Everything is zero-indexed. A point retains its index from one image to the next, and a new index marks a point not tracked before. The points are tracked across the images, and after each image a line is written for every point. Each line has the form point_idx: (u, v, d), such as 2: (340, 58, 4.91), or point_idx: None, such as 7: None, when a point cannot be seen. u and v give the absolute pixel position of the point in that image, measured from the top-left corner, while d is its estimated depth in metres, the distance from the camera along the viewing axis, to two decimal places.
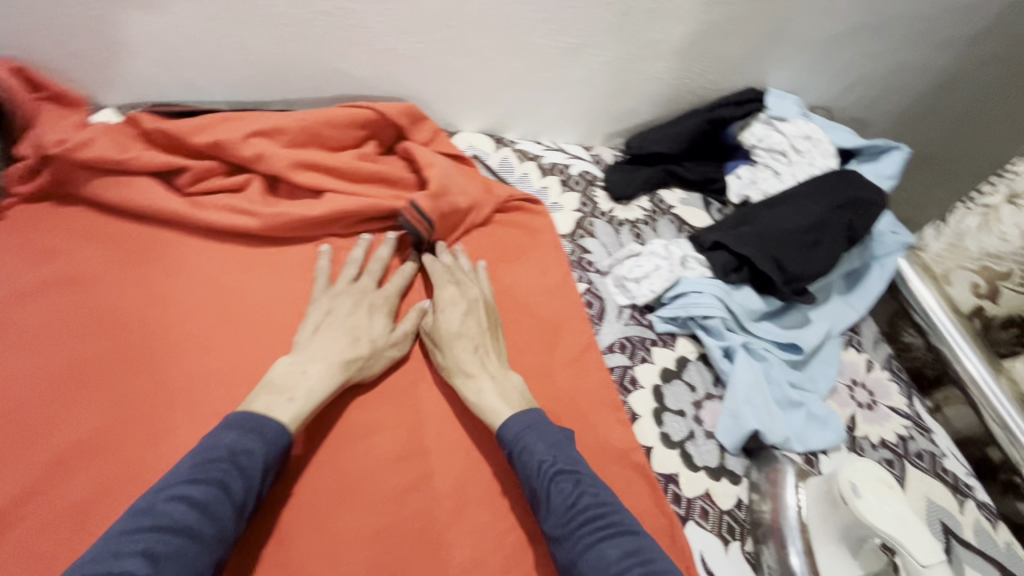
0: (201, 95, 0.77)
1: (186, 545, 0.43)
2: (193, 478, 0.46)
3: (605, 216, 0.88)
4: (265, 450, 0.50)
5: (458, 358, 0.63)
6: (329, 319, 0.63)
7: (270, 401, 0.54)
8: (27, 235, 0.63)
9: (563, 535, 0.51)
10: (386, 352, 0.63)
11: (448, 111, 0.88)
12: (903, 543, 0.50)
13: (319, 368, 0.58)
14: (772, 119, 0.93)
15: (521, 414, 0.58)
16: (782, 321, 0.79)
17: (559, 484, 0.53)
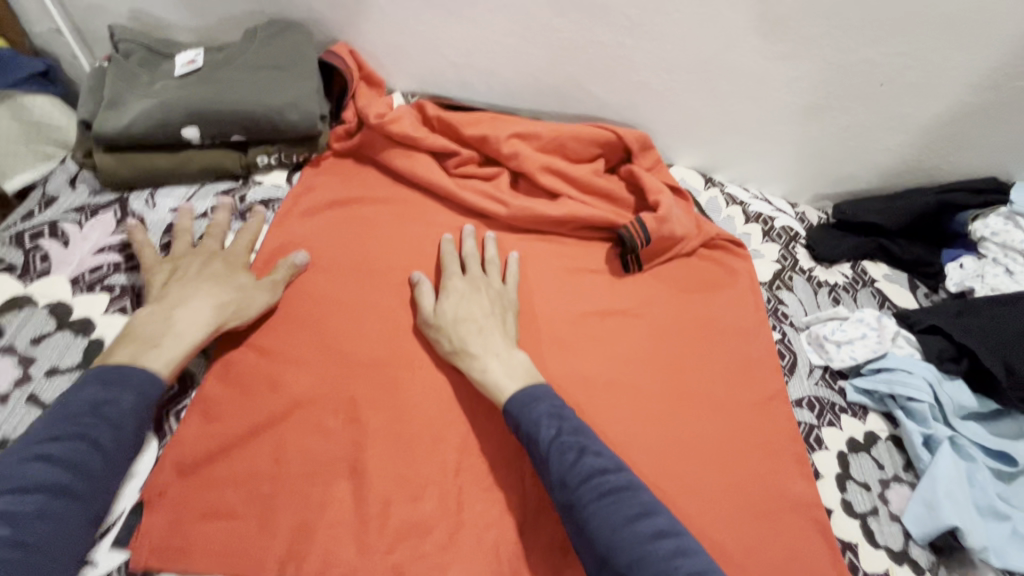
0: (470, 94, 0.91)
1: (58, 501, 0.45)
2: (54, 439, 0.46)
3: (806, 275, 0.88)
4: (142, 397, 0.50)
5: (464, 339, 0.61)
6: (183, 272, 0.60)
7: (133, 351, 0.53)
8: (331, 180, 0.76)
9: (574, 498, 0.50)
10: (258, 295, 0.61)
11: (670, 144, 0.94)
12: None
13: (188, 315, 0.56)
14: (1014, 214, 0.86)
15: (523, 391, 0.57)
16: (993, 426, 0.74)
17: (564, 448, 0.52)
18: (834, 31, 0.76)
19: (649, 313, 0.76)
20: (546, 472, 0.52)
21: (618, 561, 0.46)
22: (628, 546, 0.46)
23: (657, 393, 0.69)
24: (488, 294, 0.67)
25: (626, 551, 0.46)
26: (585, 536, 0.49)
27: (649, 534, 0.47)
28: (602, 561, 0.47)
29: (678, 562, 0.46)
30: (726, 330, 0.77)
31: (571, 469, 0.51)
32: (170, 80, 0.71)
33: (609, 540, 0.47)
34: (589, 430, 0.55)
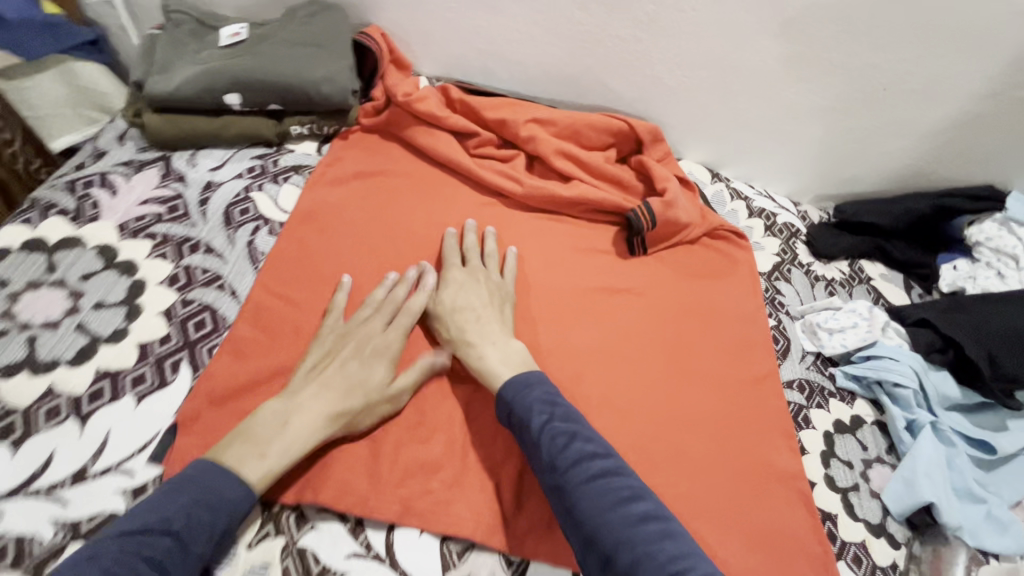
0: (492, 81, 0.95)
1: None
2: (135, 548, 0.44)
3: (805, 269, 0.92)
4: (232, 508, 0.48)
5: (462, 326, 0.64)
6: (328, 366, 0.58)
7: (241, 453, 0.51)
8: (357, 152, 0.81)
9: (564, 482, 0.52)
10: (380, 406, 0.58)
11: (680, 139, 0.98)
12: None
13: (300, 423, 0.54)
14: (1009, 220, 0.90)
15: (521, 375, 0.59)
16: (973, 417, 0.77)
17: (557, 434, 0.54)
18: (841, 35, 0.80)
19: (652, 293, 0.80)
20: (538, 455, 0.54)
21: (605, 541, 0.48)
22: (616, 527, 0.49)
23: (654, 367, 0.73)
24: (486, 284, 0.70)
25: (615, 532, 0.49)
26: (573, 519, 0.51)
27: (636, 519, 0.49)
28: (591, 541, 0.49)
29: (663, 544, 0.48)
30: (726, 314, 0.80)
31: (561, 454, 0.53)
32: (215, 50, 0.75)
33: (598, 522, 0.49)
34: (579, 417, 0.57)
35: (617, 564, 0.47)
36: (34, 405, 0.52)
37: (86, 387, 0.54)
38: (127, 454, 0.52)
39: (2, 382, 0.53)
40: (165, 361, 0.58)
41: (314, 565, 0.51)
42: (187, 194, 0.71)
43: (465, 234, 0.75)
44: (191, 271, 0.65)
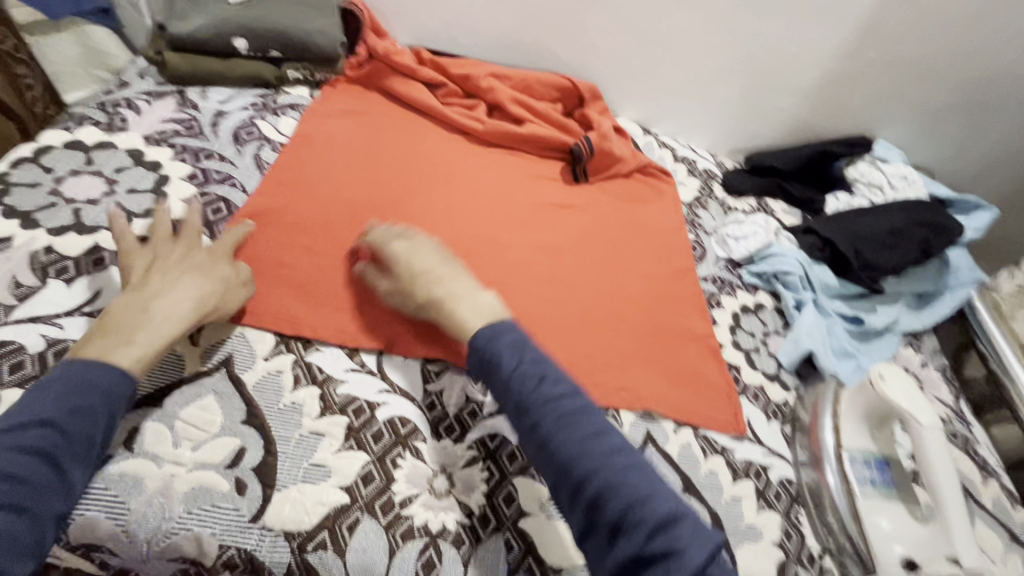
0: (459, 49, 1.13)
1: (16, 502, 0.46)
2: (19, 441, 0.47)
3: (718, 200, 1.11)
4: (109, 396, 0.51)
5: (431, 290, 0.63)
6: (168, 264, 0.61)
7: (103, 345, 0.53)
8: (345, 96, 0.97)
9: (537, 419, 0.52)
10: (239, 290, 0.64)
11: (616, 99, 1.18)
12: (908, 409, 0.67)
13: (162, 309, 0.57)
14: (875, 161, 1.12)
15: (492, 325, 0.57)
16: (852, 302, 0.97)
17: (527, 376, 0.53)
18: (733, 7, 1.02)
19: (593, 209, 0.97)
20: (507, 397, 0.54)
21: (576, 471, 0.49)
22: (588, 458, 0.50)
23: (597, 261, 0.89)
24: (433, 245, 0.68)
25: (589, 461, 0.50)
26: (547, 452, 0.51)
27: (608, 450, 0.50)
28: (564, 470, 0.50)
29: (629, 475, 0.49)
30: (654, 226, 0.98)
31: (532, 393, 0.52)
32: (224, 4, 0.89)
33: (569, 456, 0.50)
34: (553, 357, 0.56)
35: (586, 490, 0.49)
36: (84, 254, 0.65)
37: None
38: None
39: (55, 237, 0.66)
40: None
41: (320, 374, 0.63)
42: (200, 117, 0.85)
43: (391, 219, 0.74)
44: (207, 171, 0.78)
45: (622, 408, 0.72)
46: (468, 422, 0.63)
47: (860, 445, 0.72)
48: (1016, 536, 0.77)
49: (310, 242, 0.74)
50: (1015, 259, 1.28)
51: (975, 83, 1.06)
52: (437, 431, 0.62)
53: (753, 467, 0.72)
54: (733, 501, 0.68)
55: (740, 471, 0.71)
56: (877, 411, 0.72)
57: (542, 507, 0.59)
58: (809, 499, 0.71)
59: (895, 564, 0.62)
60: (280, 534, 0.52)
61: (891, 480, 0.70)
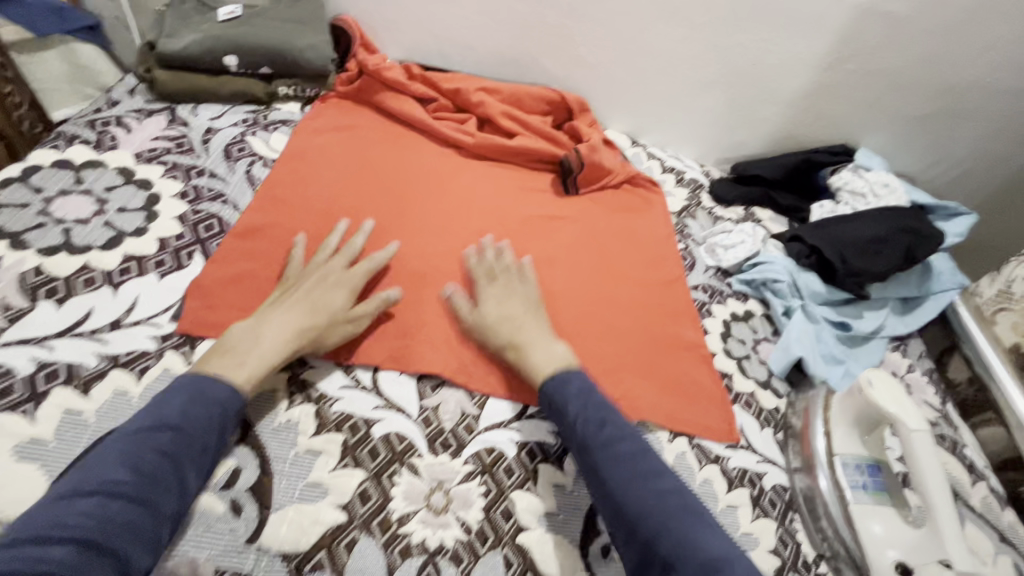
0: (449, 63, 1.15)
1: (141, 493, 0.48)
2: (149, 441, 0.50)
3: (706, 210, 1.14)
4: (223, 406, 0.55)
5: (515, 337, 0.69)
6: (294, 293, 0.66)
7: (220, 364, 0.58)
8: (338, 111, 0.98)
9: (597, 460, 0.59)
10: (342, 325, 0.66)
11: (605, 111, 1.19)
12: (897, 414, 0.68)
13: (271, 334, 0.61)
14: (858, 168, 1.14)
15: (577, 372, 0.66)
16: (840, 308, 0.99)
17: (592, 419, 0.61)
18: (716, 21, 1.04)
19: (583, 220, 0.99)
20: (575, 438, 0.61)
21: (631, 512, 0.55)
22: (641, 501, 0.55)
23: (586, 273, 0.90)
24: (520, 294, 0.75)
25: (643, 503, 0.55)
26: (606, 493, 0.57)
27: (662, 492, 0.56)
28: (620, 509, 0.56)
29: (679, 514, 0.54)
30: (642, 236, 1.00)
31: (594, 436, 0.60)
32: (215, 23, 0.91)
33: (625, 498, 0.56)
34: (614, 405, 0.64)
35: (640, 530, 0.54)
36: (73, 275, 0.65)
37: (117, 265, 0.67)
38: (154, 311, 0.65)
39: (45, 258, 0.65)
40: (181, 251, 0.71)
41: (315, 391, 0.63)
42: (191, 134, 0.85)
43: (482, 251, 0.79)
44: (198, 189, 0.78)
45: None
46: (464, 437, 0.64)
47: (851, 451, 0.73)
48: (1005, 536, 0.78)
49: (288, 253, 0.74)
50: (996, 263, 1.31)
51: (951, 92, 1.09)
52: (433, 447, 0.62)
53: (747, 475, 0.73)
54: (729, 509, 0.69)
55: (734, 479, 0.72)
56: (867, 417, 0.73)
57: (538, 522, 0.59)
58: (803, 505, 0.72)
59: (888, 568, 0.63)
60: (275, 555, 0.52)
61: (882, 485, 0.71)
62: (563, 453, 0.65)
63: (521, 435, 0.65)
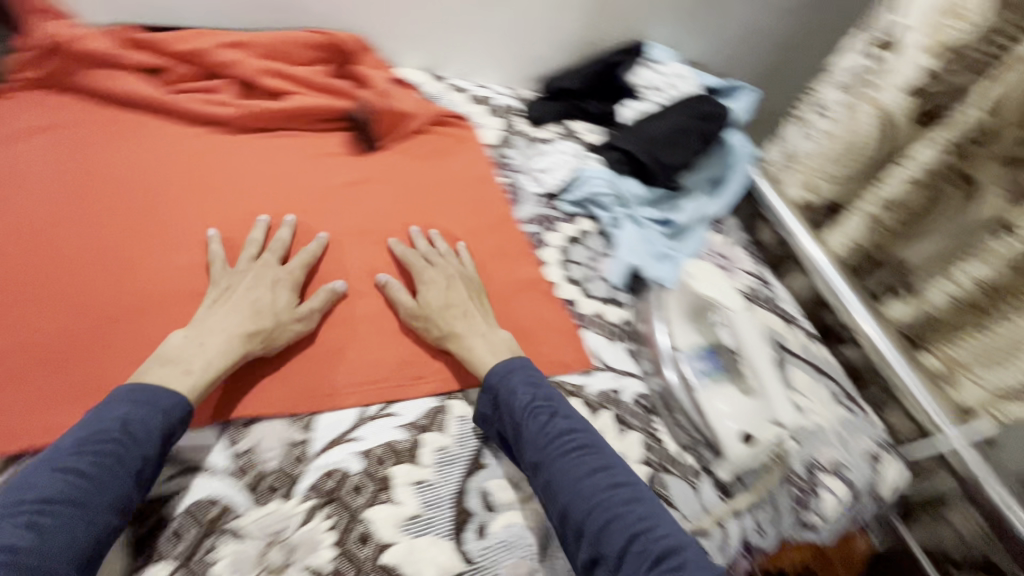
0: (176, 18, 0.91)
1: (76, 507, 0.47)
2: (87, 452, 0.50)
3: (523, 134, 1.10)
4: (164, 415, 0.53)
5: (453, 326, 0.68)
6: (235, 293, 0.66)
7: (165, 374, 0.56)
8: (44, 109, 0.81)
9: (545, 457, 0.57)
10: (292, 324, 0.65)
11: (390, 46, 1.08)
12: (716, 298, 0.76)
13: (216, 340, 0.60)
14: (651, 63, 1.19)
15: (505, 361, 0.65)
16: (661, 205, 1.02)
17: (532, 415, 0.59)
18: None
19: (393, 178, 0.91)
20: (518, 434, 0.59)
21: (578, 510, 0.54)
22: (591, 493, 0.55)
23: (399, 232, 0.82)
24: (462, 280, 0.74)
25: (593, 496, 0.55)
26: (551, 491, 0.56)
27: (612, 482, 0.56)
28: (569, 506, 0.55)
29: (632, 506, 0.55)
30: (458, 181, 0.95)
31: (541, 429, 0.59)
32: None
33: (574, 492, 0.55)
34: (557, 398, 0.62)
35: (591, 526, 0.53)
36: None
37: None
38: None
39: None
40: None
41: None
42: None
43: (415, 239, 0.80)
44: None
45: (469, 387, 0.68)
46: (296, 470, 0.57)
47: (689, 339, 0.77)
48: (822, 368, 0.89)
49: (137, 251, 0.71)
50: None
51: None
52: (256, 496, 0.54)
53: (608, 396, 0.73)
54: None
55: (596, 405, 0.72)
56: (692, 305, 0.79)
57: (402, 530, 0.54)
58: (663, 405, 0.74)
59: (734, 440, 0.67)
60: None
61: (720, 364, 0.75)
62: (414, 446, 0.60)
63: (364, 442, 0.59)
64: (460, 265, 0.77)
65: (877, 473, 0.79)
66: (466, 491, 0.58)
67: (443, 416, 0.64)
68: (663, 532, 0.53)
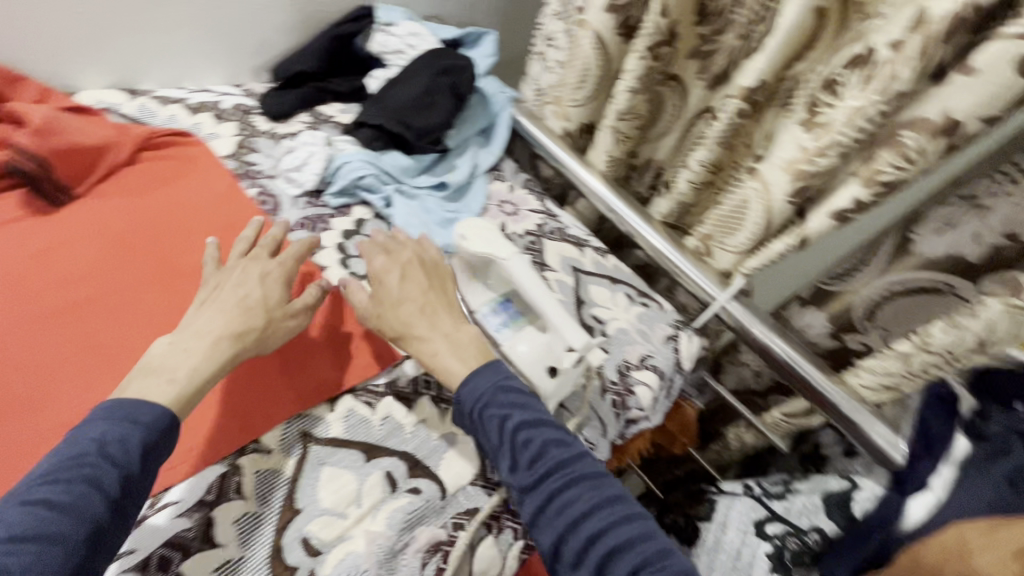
0: None
1: (51, 540, 0.45)
2: (64, 480, 0.49)
3: (264, 134, 0.98)
4: (147, 435, 0.53)
5: (407, 322, 0.68)
6: (219, 291, 0.67)
7: (146, 385, 0.57)
8: None
9: (535, 482, 0.57)
10: (284, 322, 0.68)
11: (56, 70, 0.90)
12: (493, 254, 0.74)
13: (200, 345, 0.61)
14: (384, 27, 1.11)
15: (487, 375, 0.63)
16: (434, 170, 1.01)
17: (520, 439, 0.58)
18: None
19: (108, 227, 0.79)
20: (503, 456, 0.58)
21: (575, 537, 0.54)
22: (590, 520, 0.54)
23: (128, 292, 0.74)
24: (430, 267, 0.73)
25: (592, 522, 0.54)
26: (545, 517, 0.55)
27: (609, 503, 0.55)
28: (565, 533, 0.54)
29: (632, 528, 0.54)
30: (192, 206, 0.84)
31: (527, 453, 0.58)
32: None
33: (571, 520, 0.54)
34: (543, 420, 0.61)
35: (594, 556, 0.52)
36: None
37: None
38: None
39: None
40: None
41: None
42: None
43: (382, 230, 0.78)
44: None
45: (263, 433, 0.63)
46: None
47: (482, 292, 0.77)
48: (615, 277, 0.96)
49: None
50: None
51: None
52: None
53: (421, 380, 0.71)
54: (417, 427, 0.67)
55: (409, 395, 0.70)
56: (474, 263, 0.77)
57: None
58: None
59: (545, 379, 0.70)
60: None
61: (517, 310, 0.76)
62: (208, 527, 0.55)
63: (140, 551, 0.53)
64: (413, 246, 0.75)
65: (676, 352, 0.89)
66: (283, 549, 0.56)
67: (235, 479, 0.59)
68: (674, 560, 0.52)
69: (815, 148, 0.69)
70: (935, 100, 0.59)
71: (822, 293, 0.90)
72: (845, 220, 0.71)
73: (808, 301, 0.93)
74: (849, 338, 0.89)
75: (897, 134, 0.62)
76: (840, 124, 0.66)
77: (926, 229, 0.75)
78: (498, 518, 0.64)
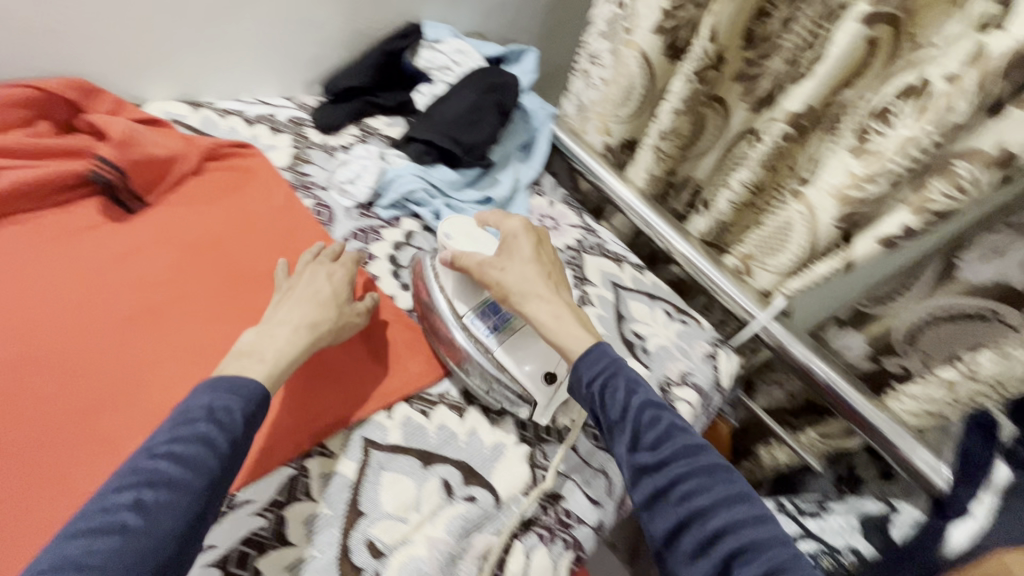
0: None
1: (176, 489, 0.51)
2: (181, 438, 0.53)
3: (317, 146, 1.02)
4: (248, 406, 0.58)
5: (526, 283, 0.71)
6: (300, 287, 0.74)
7: (243, 364, 0.63)
8: None
9: (656, 461, 0.57)
10: (347, 319, 0.73)
11: (129, 84, 0.95)
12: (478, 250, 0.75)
13: (286, 329, 0.68)
14: (431, 43, 1.14)
15: (606, 353, 0.65)
16: (479, 183, 1.03)
17: (645, 417, 0.60)
18: None
19: (178, 234, 0.84)
20: (621, 429, 0.60)
21: (701, 524, 0.53)
22: (718, 512, 0.54)
23: (204, 295, 0.79)
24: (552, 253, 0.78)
25: (718, 513, 0.53)
26: (666, 501, 0.56)
27: (732, 498, 0.55)
28: (687, 519, 0.54)
29: (758, 528, 0.53)
30: (252, 216, 0.88)
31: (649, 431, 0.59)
32: None
33: (698, 508, 0.54)
34: (665, 405, 0.62)
35: (721, 547, 0.52)
36: None
37: None
38: None
39: None
40: None
41: None
42: None
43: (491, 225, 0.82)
44: None
45: (326, 439, 0.66)
46: None
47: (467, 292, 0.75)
48: (654, 294, 0.97)
49: None
50: None
51: None
52: None
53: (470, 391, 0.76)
54: (470, 436, 0.71)
55: (461, 404, 0.74)
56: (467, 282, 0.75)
57: None
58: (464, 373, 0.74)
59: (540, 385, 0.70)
60: None
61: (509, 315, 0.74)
62: (280, 525, 0.59)
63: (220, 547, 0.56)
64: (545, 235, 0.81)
65: (716, 371, 0.90)
66: (350, 549, 0.59)
67: (304, 481, 0.62)
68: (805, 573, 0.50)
69: (863, 174, 0.71)
70: (990, 133, 0.60)
71: (860, 315, 0.92)
72: (891, 246, 0.72)
73: (847, 322, 0.95)
74: (887, 361, 0.90)
75: (951, 163, 0.63)
76: (892, 153, 0.68)
77: (972, 255, 0.76)
78: (550, 529, 0.66)
